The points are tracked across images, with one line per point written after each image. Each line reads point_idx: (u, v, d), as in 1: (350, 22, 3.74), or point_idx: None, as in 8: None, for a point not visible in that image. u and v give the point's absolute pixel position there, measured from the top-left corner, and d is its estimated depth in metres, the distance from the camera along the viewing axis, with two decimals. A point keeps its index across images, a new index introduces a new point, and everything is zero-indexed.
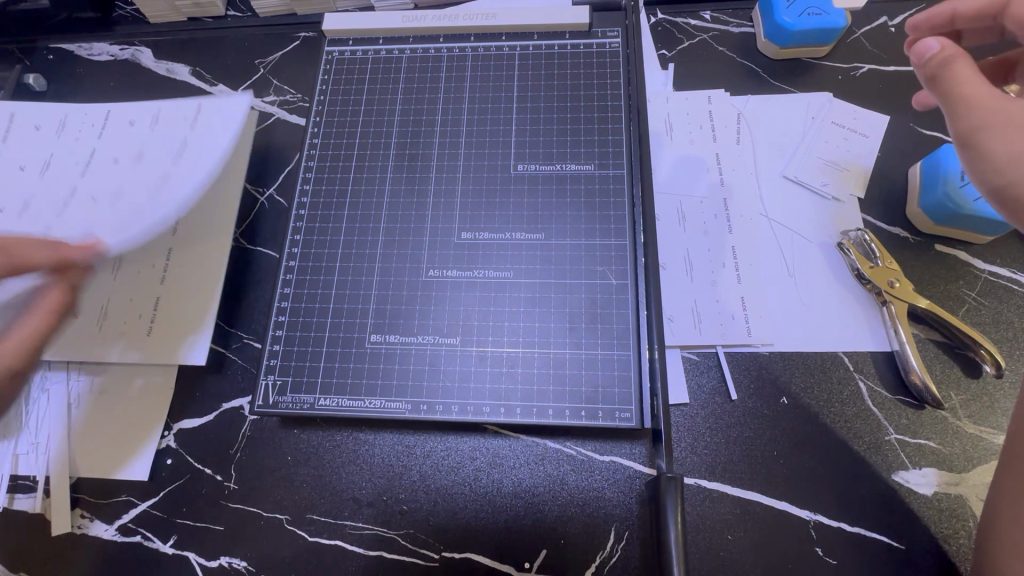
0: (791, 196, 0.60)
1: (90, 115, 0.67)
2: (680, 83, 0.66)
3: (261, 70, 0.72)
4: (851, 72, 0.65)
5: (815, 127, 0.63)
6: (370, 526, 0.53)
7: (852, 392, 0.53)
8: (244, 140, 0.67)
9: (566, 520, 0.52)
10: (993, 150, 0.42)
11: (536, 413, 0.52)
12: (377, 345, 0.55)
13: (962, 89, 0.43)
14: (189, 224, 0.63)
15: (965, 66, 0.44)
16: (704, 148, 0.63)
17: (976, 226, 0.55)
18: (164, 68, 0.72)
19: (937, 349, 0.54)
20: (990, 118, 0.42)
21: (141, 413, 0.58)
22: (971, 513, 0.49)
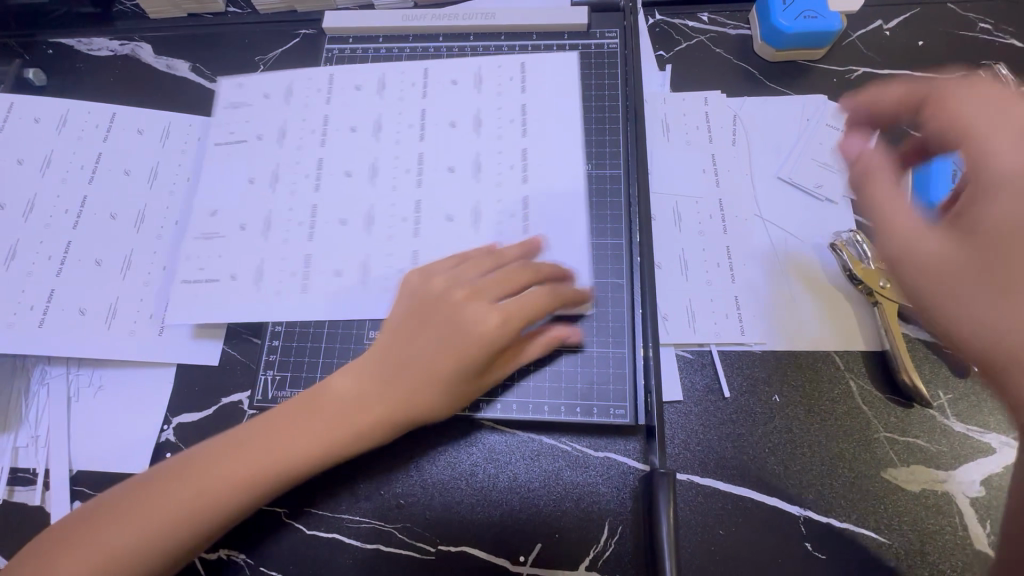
0: (785, 197, 0.61)
1: (92, 114, 0.67)
2: (678, 85, 0.67)
3: (261, 66, 0.72)
4: (846, 75, 0.66)
5: (809, 129, 0.64)
6: (367, 520, 0.53)
7: (843, 391, 0.54)
8: None
9: (561, 515, 0.53)
10: (913, 293, 0.40)
11: (532, 409, 0.53)
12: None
13: (874, 199, 0.42)
14: (190, 224, 0.63)
15: (876, 185, 0.42)
16: (700, 149, 0.64)
17: None
18: (164, 63, 0.72)
19: (927, 349, 0.55)
20: (902, 255, 0.40)
21: (140, 408, 0.59)
22: (956, 509, 0.50)
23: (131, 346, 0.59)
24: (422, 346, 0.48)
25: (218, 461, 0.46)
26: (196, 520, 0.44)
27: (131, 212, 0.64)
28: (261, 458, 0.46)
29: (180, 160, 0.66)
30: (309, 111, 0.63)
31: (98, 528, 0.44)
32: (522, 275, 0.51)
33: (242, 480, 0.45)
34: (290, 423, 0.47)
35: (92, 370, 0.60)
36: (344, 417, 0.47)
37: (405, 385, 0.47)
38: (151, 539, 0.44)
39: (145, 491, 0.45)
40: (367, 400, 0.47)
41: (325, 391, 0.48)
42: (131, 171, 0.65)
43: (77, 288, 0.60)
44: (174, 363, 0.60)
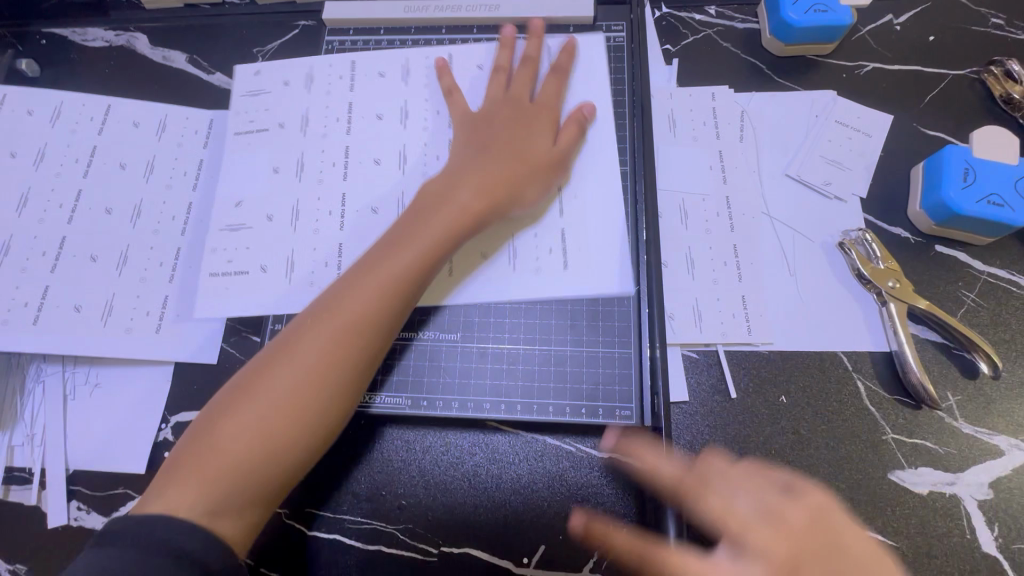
0: (794, 195, 0.60)
1: (86, 106, 0.66)
2: (684, 79, 0.66)
3: (260, 59, 0.70)
4: (855, 70, 0.65)
5: (818, 126, 0.63)
6: (368, 520, 0.53)
7: (851, 392, 0.53)
8: None
9: (565, 517, 0.52)
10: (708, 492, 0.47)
11: (536, 410, 0.52)
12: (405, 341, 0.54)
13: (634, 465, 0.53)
14: (188, 219, 0.62)
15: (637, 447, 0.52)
16: (707, 146, 0.62)
17: (975, 228, 0.55)
18: (160, 55, 0.71)
19: (936, 350, 0.54)
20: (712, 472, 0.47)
21: (138, 405, 0.58)
22: (963, 512, 0.49)
23: (127, 344, 0.58)
24: (479, 170, 0.52)
25: (284, 356, 0.45)
26: (296, 406, 0.43)
27: (127, 206, 0.62)
28: (334, 317, 0.46)
29: (177, 154, 0.65)
30: (331, 98, 0.63)
31: (191, 454, 0.42)
32: (528, 109, 0.56)
33: (334, 336, 0.45)
34: (351, 287, 0.47)
35: (89, 368, 0.59)
36: (412, 238, 0.49)
37: (469, 189, 0.51)
38: (254, 437, 0.42)
39: (225, 407, 0.44)
40: (428, 219, 0.50)
41: (381, 248, 0.50)
42: (127, 164, 0.64)
43: (72, 284, 0.59)
44: (171, 361, 0.59)
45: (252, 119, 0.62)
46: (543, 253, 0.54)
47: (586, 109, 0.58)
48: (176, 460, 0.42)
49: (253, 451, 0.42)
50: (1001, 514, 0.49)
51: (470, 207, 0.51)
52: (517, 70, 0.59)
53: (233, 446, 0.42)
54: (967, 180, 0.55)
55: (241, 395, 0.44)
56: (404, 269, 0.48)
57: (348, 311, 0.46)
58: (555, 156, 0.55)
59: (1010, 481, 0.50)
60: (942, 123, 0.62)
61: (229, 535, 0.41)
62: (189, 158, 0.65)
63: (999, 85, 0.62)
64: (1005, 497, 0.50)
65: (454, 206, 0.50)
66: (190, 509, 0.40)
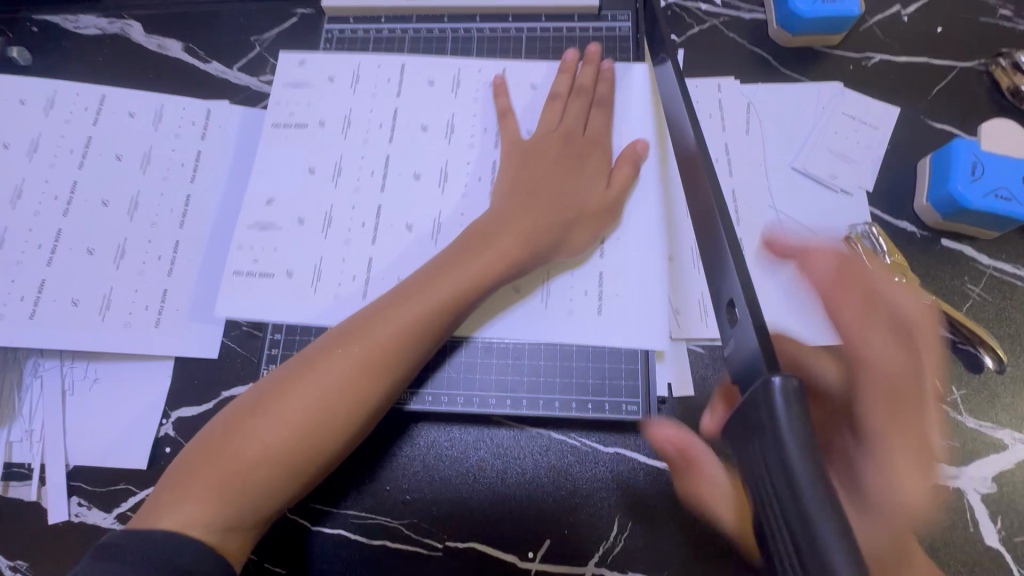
0: (800, 188, 0.60)
1: (80, 95, 0.65)
2: (690, 70, 0.65)
3: (258, 47, 0.69)
4: (862, 61, 0.64)
5: (825, 118, 0.62)
6: (373, 515, 0.52)
7: (856, 386, 0.53)
8: (241, 127, 0.65)
9: (571, 511, 0.52)
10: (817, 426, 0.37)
11: (542, 405, 0.52)
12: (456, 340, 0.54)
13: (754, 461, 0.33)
14: (186, 212, 0.61)
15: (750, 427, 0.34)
16: (713, 138, 0.61)
17: (981, 222, 0.55)
18: (155, 43, 0.69)
19: (941, 344, 0.54)
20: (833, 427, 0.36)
21: (139, 400, 0.57)
22: (966, 505, 0.50)
23: (126, 338, 0.57)
24: (518, 212, 0.52)
25: (305, 384, 0.44)
26: (311, 441, 0.43)
27: (124, 198, 0.61)
28: (358, 351, 0.46)
29: (174, 145, 0.64)
30: (376, 101, 0.61)
31: (203, 467, 0.43)
32: (580, 146, 0.56)
33: (356, 374, 0.45)
34: (381, 318, 0.47)
35: (87, 363, 0.58)
36: (442, 276, 0.49)
37: (506, 232, 0.51)
38: (268, 463, 0.43)
39: (243, 425, 0.44)
40: (459, 260, 0.50)
41: (411, 283, 0.49)
42: (123, 155, 0.63)
43: (68, 278, 0.58)
44: (171, 356, 0.58)
45: (292, 112, 0.61)
46: (579, 295, 0.54)
47: (639, 144, 0.57)
48: (189, 468, 0.43)
49: (263, 475, 0.42)
50: (1003, 507, 0.50)
51: (504, 253, 0.50)
52: (574, 97, 0.59)
53: (246, 470, 0.42)
54: (976, 174, 0.54)
55: (258, 416, 0.44)
56: (429, 308, 0.47)
57: (374, 347, 0.46)
58: (598, 204, 0.54)
59: (1013, 474, 0.50)
60: (948, 115, 0.62)
61: (230, 552, 0.42)
62: (186, 149, 0.63)
63: (1006, 77, 0.62)
64: (1008, 490, 0.50)
65: (488, 250, 0.50)
66: (196, 526, 0.41)
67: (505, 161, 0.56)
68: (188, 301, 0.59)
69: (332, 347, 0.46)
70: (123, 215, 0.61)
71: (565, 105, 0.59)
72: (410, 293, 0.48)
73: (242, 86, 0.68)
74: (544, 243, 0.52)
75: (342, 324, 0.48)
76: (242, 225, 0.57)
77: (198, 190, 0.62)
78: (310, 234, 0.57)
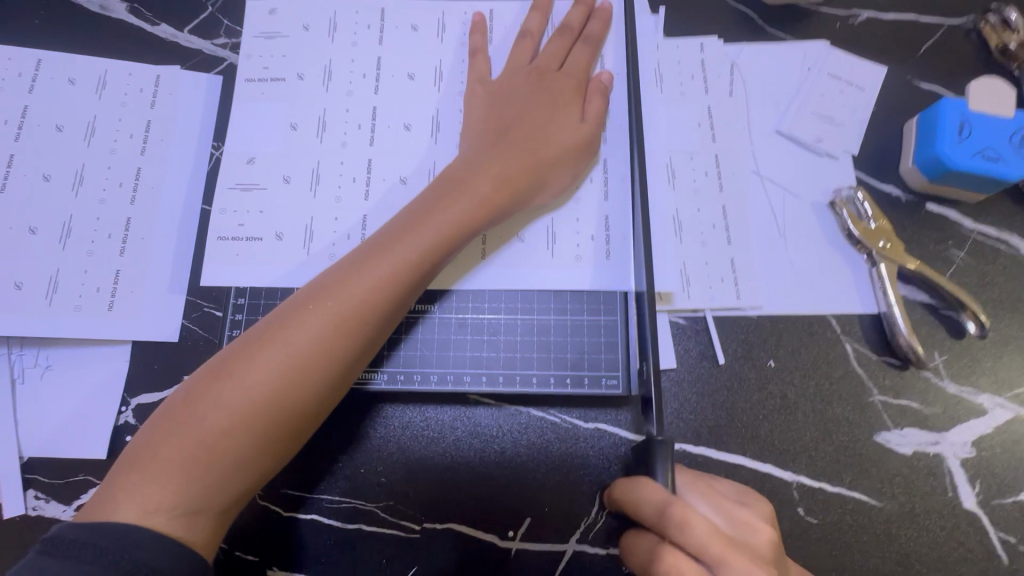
0: (784, 152, 0.58)
1: (15, 61, 0.59)
2: (672, 29, 0.61)
3: (209, 7, 0.64)
4: (849, 19, 0.62)
5: (811, 78, 0.60)
6: (347, 499, 0.51)
7: (839, 354, 0.52)
8: (194, 93, 0.60)
9: (550, 488, 0.51)
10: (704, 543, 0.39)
11: (518, 381, 0.51)
12: (413, 314, 0.52)
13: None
14: (136, 186, 0.57)
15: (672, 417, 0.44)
16: (695, 100, 0.59)
17: (969, 184, 0.53)
18: (96, 4, 0.63)
19: (924, 310, 0.53)
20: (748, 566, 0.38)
21: (96, 388, 0.54)
22: (945, 470, 0.49)
23: (77, 323, 0.54)
24: (494, 158, 0.49)
25: (266, 348, 0.41)
26: (279, 408, 0.40)
27: (68, 172, 0.57)
28: (329, 308, 0.42)
29: (120, 113, 0.59)
30: (357, 51, 0.57)
31: (160, 449, 0.39)
32: (552, 82, 0.53)
33: (326, 332, 0.42)
34: (355, 274, 0.44)
35: (37, 349, 0.54)
36: (418, 227, 0.46)
37: (483, 176, 0.48)
38: (235, 437, 0.39)
39: (201, 399, 0.40)
40: (436, 209, 0.46)
41: (381, 236, 0.46)
42: (64, 127, 0.58)
43: (10, 259, 0.54)
44: (128, 341, 0.54)
45: (266, 65, 0.57)
46: (585, 240, 0.52)
47: (604, 75, 0.54)
48: (144, 453, 0.39)
49: (230, 450, 0.39)
50: (982, 471, 0.49)
51: (482, 200, 0.47)
52: (548, 37, 0.56)
53: (212, 445, 0.39)
54: (963, 135, 0.53)
55: (223, 385, 0.40)
56: (407, 262, 0.44)
57: (342, 304, 0.42)
58: (577, 140, 0.51)
59: (993, 439, 0.50)
60: (935, 74, 0.60)
61: (200, 542, 0.38)
62: (134, 118, 0.59)
63: (995, 35, 0.59)
64: (989, 455, 0.50)
65: (465, 198, 0.47)
66: (165, 512, 0.37)
67: (469, 104, 0.54)
68: (142, 282, 0.55)
69: (301, 307, 0.43)
70: (67, 191, 0.56)
71: (538, 45, 0.56)
72: (386, 247, 0.45)
73: (194, 49, 0.62)
74: (523, 187, 0.49)
75: (307, 283, 0.45)
76: (223, 186, 0.54)
77: (149, 163, 0.58)
78: (290, 198, 0.54)
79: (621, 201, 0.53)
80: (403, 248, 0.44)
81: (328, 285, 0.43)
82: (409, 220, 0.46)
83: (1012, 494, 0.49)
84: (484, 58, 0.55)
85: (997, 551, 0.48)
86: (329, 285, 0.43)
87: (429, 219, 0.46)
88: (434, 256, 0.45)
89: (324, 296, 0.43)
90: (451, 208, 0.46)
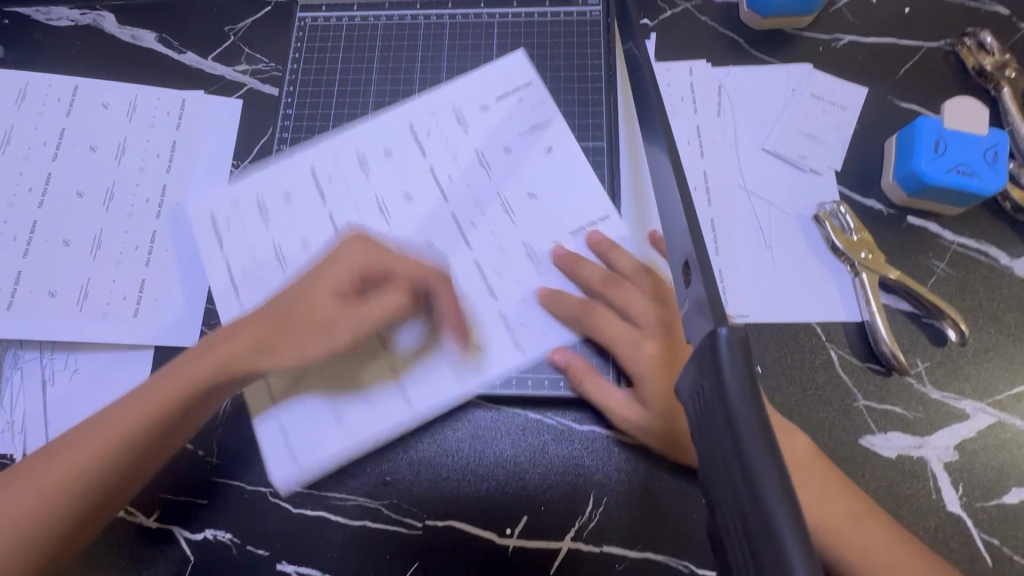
0: (771, 167, 0.61)
1: (55, 88, 0.65)
2: (663, 54, 0.65)
3: (231, 37, 0.69)
4: (832, 43, 0.65)
5: (795, 99, 0.63)
6: (353, 497, 0.53)
7: (824, 361, 0.54)
8: (217, 117, 0.65)
9: (546, 487, 0.53)
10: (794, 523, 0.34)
11: (514, 383, 0.55)
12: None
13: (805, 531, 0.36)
14: (162, 201, 0.62)
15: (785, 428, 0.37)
16: (685, 120, 0.62)
17: (945, 198, 0.56)
18: (129, 35, 0.69)
19: (907, 319, 0.55)
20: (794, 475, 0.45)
21: (121, 389, 0.57)
22: (930, 473, 0.51)
23: (105, 328, 0.58)
24: (369, 243, 0.55)
25: (137, 403, 0.49)
26: (133, 446, 0.48)
27: (100, 189, 0.61)
28: (168, 378, 0.50)
29: (148, 135, 0.64)
30: (365, 89, 0.66)
31: (35, 471, 0.47)
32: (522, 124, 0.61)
33: (156, 394, 0.50)
34: (237, 338, 0.52)
35: (67, 354, 0.58)
36: (293, 304, 0.53)
37: (335, 263, 0.54)
38: (95, 472, 0.47)
39: (67, 439, 0.48)
40: (308, 293, 0.53)
41: (275, 304, 0.53)
42: (98, 147, 0.63)
43: (46, 269, 0.59)
44: (151, 346, 0.58)
45: (289, 102, 0.66)
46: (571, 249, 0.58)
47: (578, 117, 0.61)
48: (24, 468, 0.47)
49: (85, 483, 0.47)
50: (966, 474, 0.51)
51: (333, 284, 0.53)
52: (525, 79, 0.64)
53: (75, 477, 0.47)
54: (938, 151, 0.55)
55: (94, 427, 0.49)
56: (248, 339, 0.52)
57: (174, 374, 0.50)
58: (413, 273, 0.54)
59: (975, 442, 0.52)
60: (915, 95, 0.63)
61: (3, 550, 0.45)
62: (161, 139, 0.64)
63: (972, 56, 0.62)
64: (971, 459, 0.51)
65: (319, 282, 0.53)
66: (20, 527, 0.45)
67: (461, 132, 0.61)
68: (166, 290, 0.59)
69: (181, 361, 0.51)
70: (98, 207, 0.61)
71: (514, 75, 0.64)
72: (266, 317, 0.53)
73: (217, 75, 0.67)
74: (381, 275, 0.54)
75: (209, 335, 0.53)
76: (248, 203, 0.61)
77: (174, 180, 0.62)
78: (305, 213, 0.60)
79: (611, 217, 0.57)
80: (272, 319, 0.53)
81: (212, 347, 0.52)
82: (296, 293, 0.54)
83: (995, 497, 0.50)
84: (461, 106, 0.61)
85: (981, 552, 0.49)
86: (216, 342, 0.52)
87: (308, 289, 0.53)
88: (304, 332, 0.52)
89: (216, 351, 0.51)
90: (308, 289, 0.53)
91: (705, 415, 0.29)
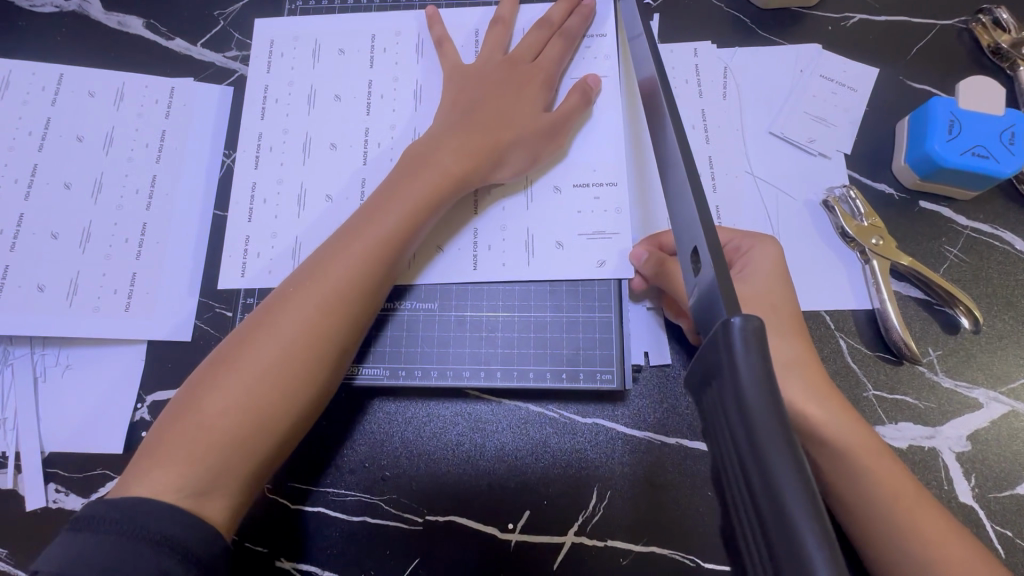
0: (778, 152, 0.59)
1: (39, 75, 0.63)
2: (666, 35, 0.63)
3: (221, 22, 0.66)
4: (841, 22, 0.63)
5: (803, 80, 0.61)
6: (352, 492, 0.52)
7: (833, 350, 0.53)
8: (207, 105, 0.63)
9: (549, 481, 0.52)
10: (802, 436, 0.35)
11: (515, 376, 0.53)
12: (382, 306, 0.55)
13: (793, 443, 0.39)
14: (152, 192, 0.60)
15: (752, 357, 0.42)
16: (690, 103, 0.60)
17: (960, 181, 0.54)
18: (115, 21, 0.66)
19: (918, 307, 0.54)
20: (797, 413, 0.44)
21: (115, 385, 0.56)
22: (942, 464, 0.50)
23: (96, 322, 0.56)
24: (459, 132, 0.52)
25: (256, 334, 0.43)
26: (302, 370, 0.43)
27: (88, 180, 0.60)
28: (311, 287, 0.45)
29: (137, 124, 0.62)
30: (347, 52, 0.62)
31: (194, 425, 0.40)
32: (522, 72, 0.57)
33: (316, 312, 0.44)
34: (336, 252, 0.47)
35: (59, 349, 0.57)
36: (393, 199, 0.49)
37: (445, 152, 0.51)
38: (266, 414, 0.41)
39: (211, 383, 0.42)
40: (404, 184, 0.50)
41: (362, 213, 0.49)
42: (85, 137, 0.61)
43: (34, 262, 0.57)
44: (144, 340, 0.57)
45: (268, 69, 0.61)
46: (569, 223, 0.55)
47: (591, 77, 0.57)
48: (187, 426, 0.40)
49: (275, 424, 0.41)
50: (978, 465, 0.50)
51: (445, 170, 0.51)
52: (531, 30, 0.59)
53: (225, 421, 0.40)
54: (953, 132, 0.53)
55: (215, 374, 0.42)
56: (370, 243, 0.47)
57: (321, 286, 0.45)
58: (534, 128, 0.54)
59: (988, 433, 0.50)
60: (926, 75, 0.61)
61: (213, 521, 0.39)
62: (150, 128, 0.62)
63: (986, 35, 0.60)
64: (983, 449, 0.50)
65: (426, 171, 0.50)
66: (174, 491, 0.38)
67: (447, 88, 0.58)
68: (158, 283, 0.58)
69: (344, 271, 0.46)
70: (87, 199, 0.59)
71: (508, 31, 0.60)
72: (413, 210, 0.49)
73: (206, 62, 0.65)
74: (483, 160, 0.52)
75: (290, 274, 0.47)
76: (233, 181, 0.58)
77: (164, 170, 0.61)
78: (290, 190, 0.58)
79: (613, 203, 0.55)
80: (380, 221, 0.48)
81: (315, 265, 0.46)
82: (396, 183, 0.50)
83: (1007, 488, 0.49)
84: (500, 29, 0.59)
85: (993, 543, 0.48)
86: (332, 255, 0.47)
87: (402, 180, 0.50)
88: (404, 233, 0.48)
89: (380, 243, 0.47)
90: (414, 178, 0.50)
91: (715, 404, 0.28)
